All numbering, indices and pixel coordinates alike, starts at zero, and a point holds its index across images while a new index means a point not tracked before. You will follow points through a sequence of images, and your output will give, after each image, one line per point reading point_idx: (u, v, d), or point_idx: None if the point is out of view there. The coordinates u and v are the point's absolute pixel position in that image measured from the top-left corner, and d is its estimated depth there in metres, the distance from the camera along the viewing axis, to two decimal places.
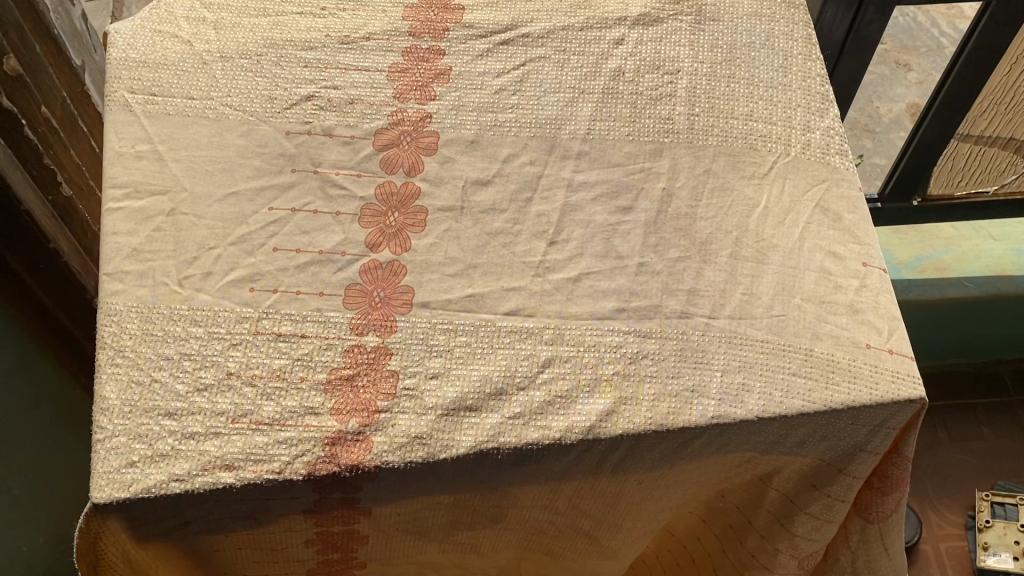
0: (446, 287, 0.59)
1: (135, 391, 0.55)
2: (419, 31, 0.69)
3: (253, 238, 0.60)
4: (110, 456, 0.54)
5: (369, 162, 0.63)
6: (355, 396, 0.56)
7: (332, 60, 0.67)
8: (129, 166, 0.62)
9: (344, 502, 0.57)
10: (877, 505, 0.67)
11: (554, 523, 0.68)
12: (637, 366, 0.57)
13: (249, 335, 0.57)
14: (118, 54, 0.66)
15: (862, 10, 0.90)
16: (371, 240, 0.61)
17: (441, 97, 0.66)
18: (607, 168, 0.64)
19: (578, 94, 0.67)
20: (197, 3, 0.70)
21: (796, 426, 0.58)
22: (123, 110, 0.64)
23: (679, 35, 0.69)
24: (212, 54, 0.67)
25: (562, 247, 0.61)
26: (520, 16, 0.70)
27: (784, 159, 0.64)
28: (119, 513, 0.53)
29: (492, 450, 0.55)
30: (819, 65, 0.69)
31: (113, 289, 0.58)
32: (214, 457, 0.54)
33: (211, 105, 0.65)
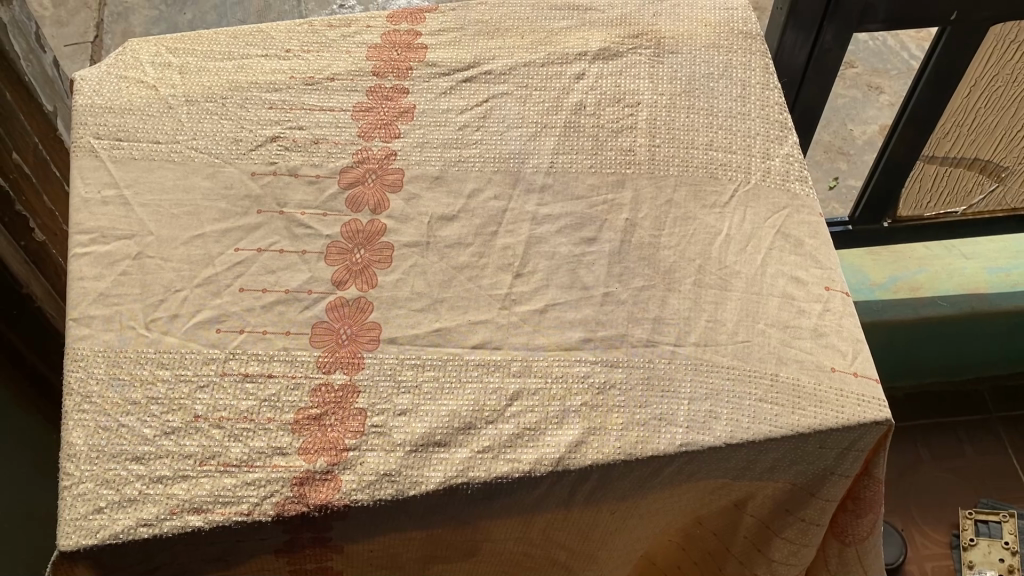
0: (413, 322, 0.60)
1: (102, 436, 0.55)
2: (383, 70, 0.71)
3: (219, 279, 0.61)
4: (77, 502, 0.53)
5: (336, 201, 0.64)
6: (323, 435, 0.56)
7: (297, 101, 0.68)
8: (95, 212, 0.62)
9: (315, 541, 0.57)
10: (852, 528, 0.67)
11: (530, 555, 0.67)
12: (604, 396, 0.57)
13: (216, 376, 0.57)
14: (84, 100, 0.67)
15: (821, 34, 0.92)
16: (337, 278, 0.61)
17: (405, 135, 0.67)
18: (570, 201, 0.64)
19: (541, 128, 0.68)
20: (162, 47, 0.71)
21: (766, 451, 0.58)
22: (89, 156, 0.65)
23: (638, 68, 0.71)
24: (178, 98, 0.68)
25: (528, 279, 0.61)
26: (482, 54, 0.71)
27: (744, 187, 0.65)
28: (86, 560, 0.53)
29: (461, 485, 0.55)
30: (776, 94, 0.70)
31: (79, 334, 0.58)
32: (183, 500, 0.54)
33: (177, 148, 0.65)
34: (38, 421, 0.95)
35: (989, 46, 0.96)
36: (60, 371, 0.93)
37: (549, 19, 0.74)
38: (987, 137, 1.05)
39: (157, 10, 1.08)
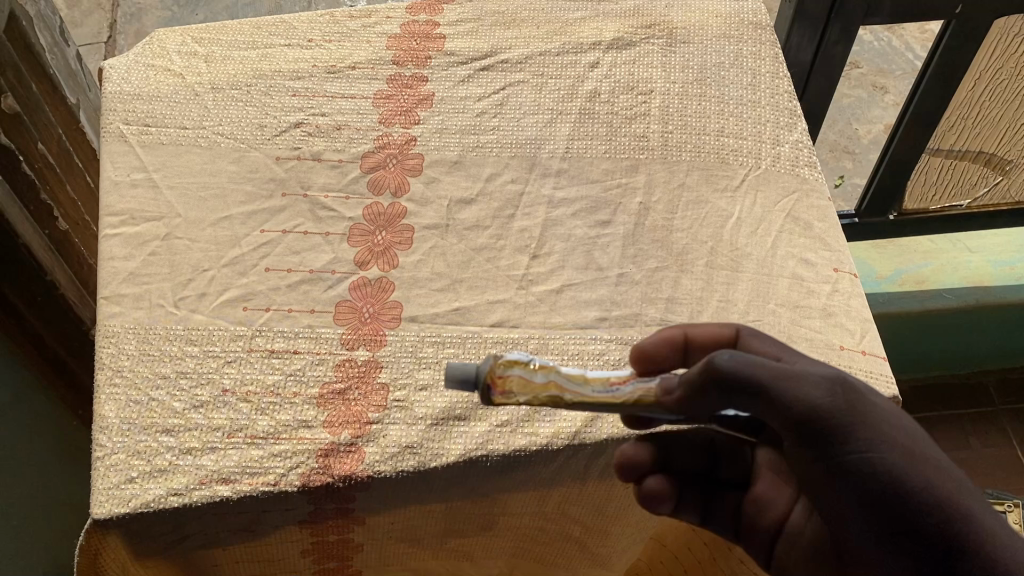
0: (433, 301, 0.61)
1: (133, 409, 0.57)
2: (403, 59, 0.73)
3: (246, 259, 0.63)
4: (109, 472, 0.55)
5: (358, 185, 0.66)
6: (347, 408, 0.57)
7: (320, 88, 0.71)
8: (125, 194, 0.65)
9: (338, 512, 0.59)
10: None
11: (544, 529, 0.70)
12: (620, 372, 0.59)
13: (243, 352, 0.59)
14: (113, 88, 0.70)
15: (828, 30, 0.93)
16: (360, 258, 0.63)
17: (424, 121, 0.69)
18: (585, 185, 0.66)
19: (556, 115, 0.70)
20: (188, 37, 0.74)
21: None
22: (119, 140, 0.67)
23: (651, 57, 0.73)
24: (204, 86, 0.70)
25: (544, 260, 0.63)
26: (498, 44, 0.74)
27: (755, 172, 0.67)
28: (119, 529, 0.54)
29: (481, 457, 0.56)
30: (785, 83, 0.72)
31: (110, 311, 0.60)
32: (212, 471, 0.55)
33: (203, 133, 0.68)
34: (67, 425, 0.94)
35: (992, 39, 0.97)
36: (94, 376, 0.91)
37: (564, 11, 0.76)
38: (992, 129, 1.07)
39: (171, 11, 1.16)
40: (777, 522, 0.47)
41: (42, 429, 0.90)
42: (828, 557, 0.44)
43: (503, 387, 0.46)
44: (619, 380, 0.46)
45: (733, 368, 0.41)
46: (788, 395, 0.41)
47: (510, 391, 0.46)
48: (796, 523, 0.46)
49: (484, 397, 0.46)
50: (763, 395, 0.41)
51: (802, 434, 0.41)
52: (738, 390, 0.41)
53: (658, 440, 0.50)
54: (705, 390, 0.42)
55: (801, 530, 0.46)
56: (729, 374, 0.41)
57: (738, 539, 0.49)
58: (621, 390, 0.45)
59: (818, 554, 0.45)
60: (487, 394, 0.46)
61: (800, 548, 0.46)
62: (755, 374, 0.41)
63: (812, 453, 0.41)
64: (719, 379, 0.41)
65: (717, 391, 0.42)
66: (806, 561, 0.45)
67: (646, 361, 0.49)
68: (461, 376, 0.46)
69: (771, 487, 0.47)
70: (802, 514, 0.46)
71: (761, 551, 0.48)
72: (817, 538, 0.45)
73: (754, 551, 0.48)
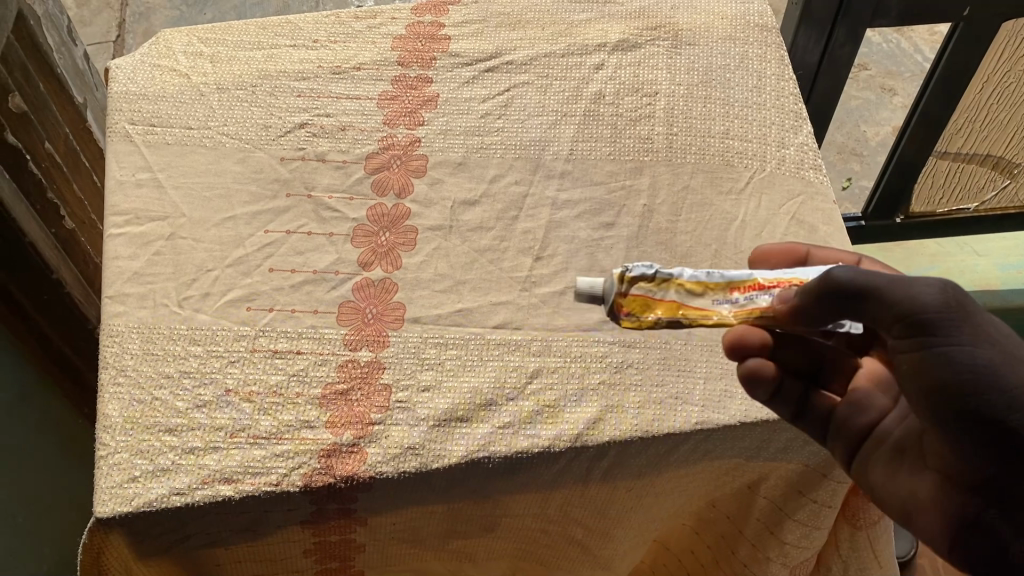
0: (436, 302, 0.61)
1: (136, 408, 0.57)
2: (408, 60, 0.73)
3: (250, 259, 0.63)
4: (112, 471, 0.55)
5: (362, 185, 0.66)
6: (350, 409, 0.57)
7: (324, 89, 0.71)
8: (130, 194, 0.65)
9: (340, 513, 0.59)
10: (864, 511, 0.71)
11: (546, 531, 0.70)
12: (622, 375, 0.59)
13: (246, 352, 0.59)
14: (119, 88, 0.70)
15: (834, 32, 0.93)
16: (363, 259, 0.63)
17: (429, 122, 0.69)
18: (589, 187, 0.66)
19: (561, 116, 0.70)
20: (194, 38, 0.75)
21: (779, 431, 0.59)
22: (124, 141, 0.67)
23: (656, 59, 0.73)
24: (209, 86, 0.70)
25: (547, 262, 0.63)
26: (503, 45, 0.74)
27: (760, 174, 0.66)
28: (121, 528, 0.54)
29: (483, 458, 0.56)
30: (790, 85, 0.72)
31: (114, 311, 0.60)
32: (215, 471, 0.55)
33: (208, 134, 0.68)
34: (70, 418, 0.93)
35: (999, 43, 0.96)
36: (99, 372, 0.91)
37: (569, 12, 0.76)
38: (1000, 133, 1.06)
39: (177, 10, 1.16)
40: (870, 420, 0.48)
41: (46, 425, 0.90)
42: (919, 458, 0.44)
43: (623, 297, 0.51)
44: (740, 289, 0.50)
45: (840, 279, 0.42)
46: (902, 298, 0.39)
47: (637, 313, 0.50)
48: (887, 427, 0.47)
49: (603, 305, 0.52)
50: (874, 303, 0.41)
51: (913, 331, 0.39)
52: (841, 299, 0.42)
53: (781, 343, 0.51)
54: (812, 303, 0.43)
55: (892, 431, 0.46)
56: (835, 282, 0.42)
57: (829, 436, 0.50)
58: (756, 301, 0.49)
59: (904, 451, 0.45)
60: (611, 305, 0.51)
61: (889, 445, 0.46)
62: (871, 283, 0.41)
63: (909, 347, 0.40)
64: (829, 290, 0.42)
65: (826, 301, 0.43)
66: (892, 455, 0.45)
67: (764, 260, 0.56)
68: (587, 293, 0.52)
69: (874, 390, 0.48)
70: (897, 418, 0.46)
71: (848, 448, 0.49)
72: (905, 435, 0.45)
73: (840, 445, 0.49)
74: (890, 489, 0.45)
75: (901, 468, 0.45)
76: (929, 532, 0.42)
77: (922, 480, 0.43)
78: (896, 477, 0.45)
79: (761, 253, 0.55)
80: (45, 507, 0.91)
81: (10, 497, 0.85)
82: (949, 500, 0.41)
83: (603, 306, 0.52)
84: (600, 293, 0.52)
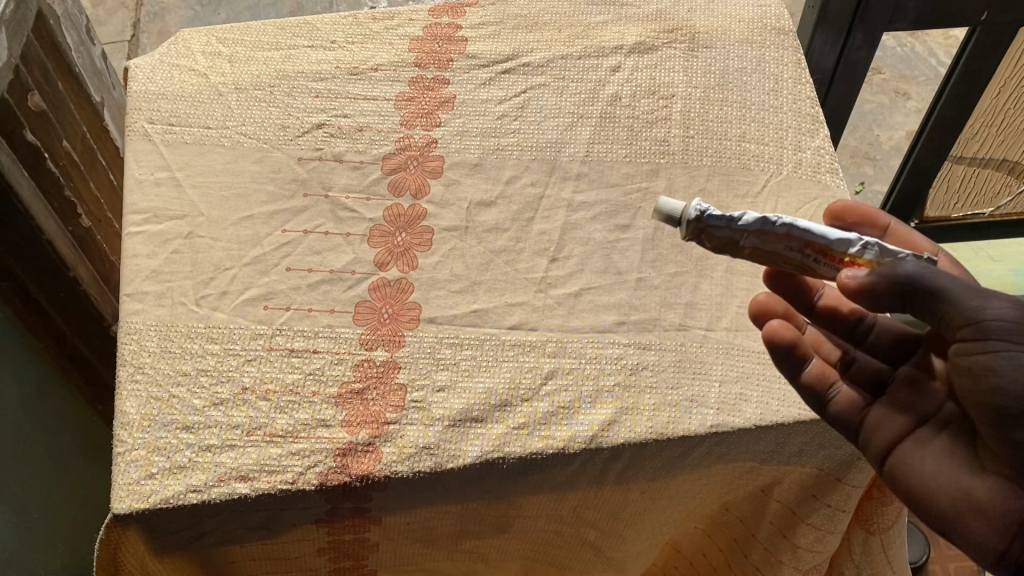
0: (452, 302, 0.62)
1: (154, 406, 0.57)
2: (425, 62, 0.73)
3: (268, 258, 0.63)
4: (129, 468, 0.55)
5: (379, 186, 0.66)
6: (365, 408, 0.58)
7: (342, 90, 0.71)
8: (148, 193, 0.65)
9: (355, 512, 0.59)
10: (878, 516, 0.71)
11: (559, 532, 0.70)
12: (637, 377, 0.59)
13: (263, 351, 0.59)
14: (138, 87, 0.70)
15: (851, 36, 0.93)
16: (380, 259, 0.63)
17: (446, 123, 0.70)
18: (605, 188, 0.66)
19: (577, 118, 0.70)
20: (212, 39, 0.75)
21: (794, 434, 0.59)
22: (143, 140, 0.68)
23: (673, 61, 0.73)
24: (227, 86, 0.71)
25: (563, 264, 0.63)
26: (520, 47, 0.74)
27: (776, 178, 0.66)
28: (138, 524, 0.55)
29: (498, 459, 0.56)
30: (807, 88, 0.72)
31: (133, 309, 0.61)
32: (231, 468, 0.55)
33: (227, 133, 0.68)
34: (97, 423, 0.93)
35: (1016, 48, 0.97)
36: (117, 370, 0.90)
37: (586, 15, 0.77)
38: (1017, 137, 1.06)
39: (192, 10, 1.20)
40: (911, 425, 0.50)
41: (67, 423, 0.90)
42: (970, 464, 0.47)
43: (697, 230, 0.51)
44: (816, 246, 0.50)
45: (910, 275, 0.46)
46: (965, 302, 0.45)
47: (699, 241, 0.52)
48: (926, 433, 0.49)
49: (675, 226, 0.52)
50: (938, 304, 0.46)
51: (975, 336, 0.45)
52: (909, 294, 0.46)
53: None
54: (877, 289, 0.46)
55: (933, 436, 0.49)
56: (904, 280, 0.46)
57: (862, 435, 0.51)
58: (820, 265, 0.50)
59: (951, 456, 0.48)
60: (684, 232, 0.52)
61: (932, 447, 0.49)
62: (938, 283, 0.46)
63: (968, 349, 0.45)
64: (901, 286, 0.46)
65: (895, 296, 0.47)
66: (940, 459, 0.48)
67: (845, 217, 0.57)
68: (664, 213, 0.52)
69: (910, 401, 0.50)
70: (937, 424, 0.49)
71: (882, 446, 0.50)
72: (954, 439, 0.48)
73: (873, 444, 0.51)
74: (934, 488, 0.48)
75: (949, 475, 0.47)
76: (979, 536, 0.46)
77: (978, 482, 0.46)
78: (941, 479, 0.48)
79: (843, 208, 0.57)
80: (63, 500, 0.92)
81: (20, 491, 0.85)
82: (1010, 504, 0.45)
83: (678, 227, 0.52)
84: (676, 217, 0.52)
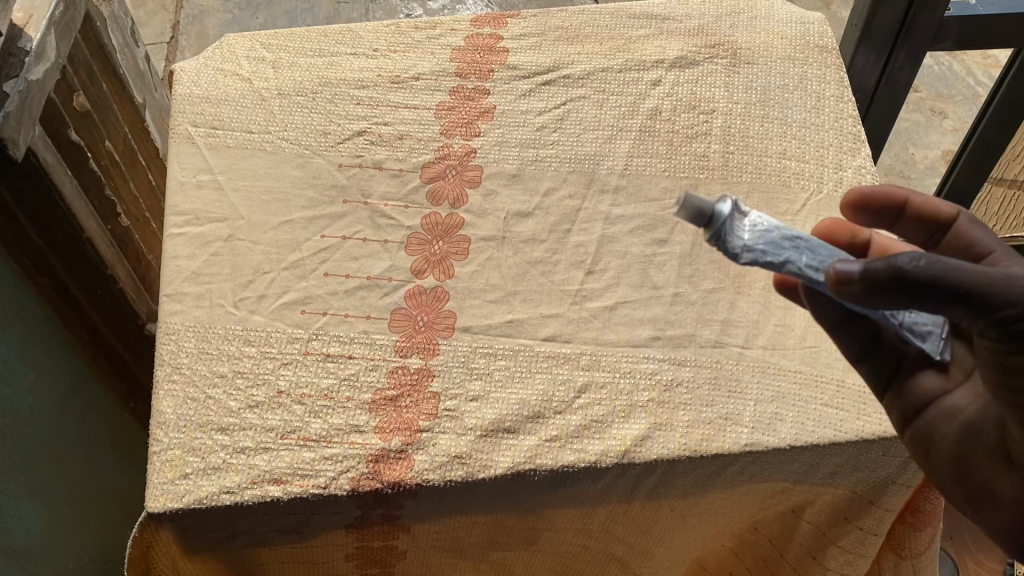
0: (486, 313, 0.62)
1: (190, 406, 0.58)
2: (466, 72, 0.74)
3: (306, 263, 0.64)
4: (164, 467, 0.56)
5: (417, 194, 0.67)
6: (398, 415, 0.58)
7: (383, 98, 0.72)
8: (190, 195, 0.66)
9: (385, 519, 0.59)
10: (910, 541, 0.70)
11: (587, 547, 0.69)
12: (671, 394, 0.58)
13: (299, 355, 0.60)
14: (183, 90, 0.71)
15: (893, 55, 0.92)
16: (416, 267, 0.64)
17: (484, 134, 0.70)
18: (643, 203, 0.66)
19: (616, 131, 0.70)
20: (256, 43, 0.76)
21: (829, 455, 0.58)
22: (187, 142, 0.69)
23: (715, 77, 0.73)
24: (270, 91, 0.72)
25: (599, 276, 0.63)
26: (561, 59, 0.74)
27: (816, 197, 0.66)
28: (171, 523, 0.55)
29: (529, 471, 0.56)
30: (850, 107, 0.71)
31: (172, 309, 0.62)
32: (264, 471, 0.56)
33: (269, 138, 0.69)
34: (125, 423, 0.94)
35: None
36: (151, 370, 0.91)
37: (628, 28, 0.77)
38: None
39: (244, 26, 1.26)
40: (936, 389, 0.46)
41: (105, 417, 0.90)
42: (992, 448, 0.44)
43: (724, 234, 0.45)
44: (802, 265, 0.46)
45: (923, 274, 0.38)
46: (994, 300, 0.38)
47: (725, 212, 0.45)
48: (955, 403, 0.46)
49: (701, 225, 0.44)
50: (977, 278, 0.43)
51: (1007, 334, 0.38)
52: (923, 294, 0.38)
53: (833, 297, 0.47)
54: (875, 290, 0.39)
55: (961, 409, 0.45)
56: (912, 278, 0.38)
57: (892, 387, 0.48)
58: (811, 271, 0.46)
59: (976, 436, 0.44)
60: (714, 234, 0.44)
61: (957, 423, 0.45)
62: (960, 281, 0.38)
63: (1005, 346, 0.38)
64: (892, 282, 0.38)
65: (901, 293, 0.39)
66: (960, 440, 0.45)
67: (862, 202, 0.53)
68: (694, 207, 0.44)
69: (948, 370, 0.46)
70: (969, 396, 0.45)
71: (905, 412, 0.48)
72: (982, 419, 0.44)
73: (896, 403, 0.48)
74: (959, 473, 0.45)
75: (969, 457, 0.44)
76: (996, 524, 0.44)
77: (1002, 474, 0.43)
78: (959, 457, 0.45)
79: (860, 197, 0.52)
80: (109, 501, 0.91)
81: (76, 484, 0.85)
82: None
83: (704, 224, 0.44)
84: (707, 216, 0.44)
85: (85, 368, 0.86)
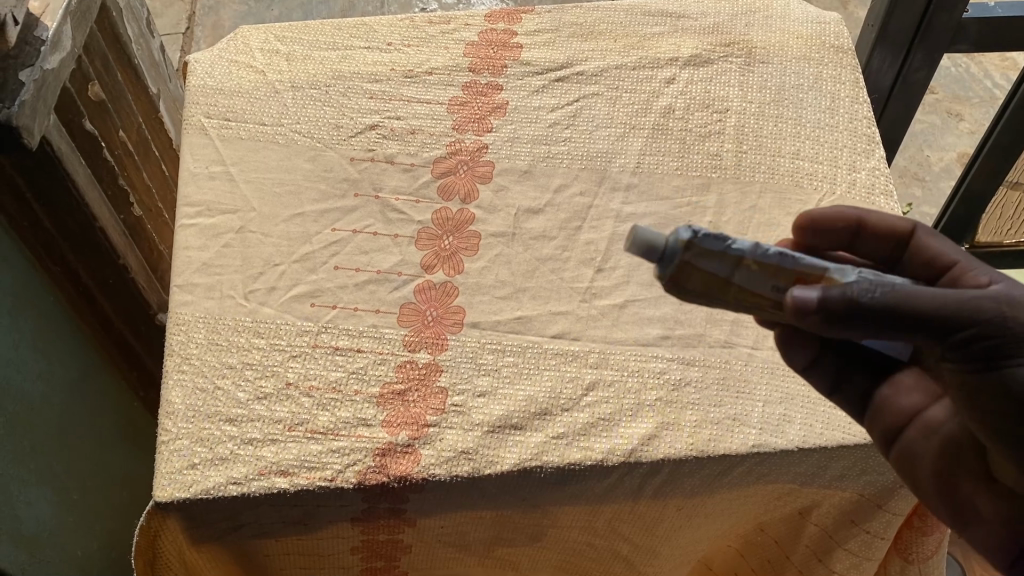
0: (495, 309, 0.62)
1: (199, 396, 0.58)
2: (479, 67, 0.74)
3: (316, 256, 0.64)
4: (172, 457, 0.56)
5: (428, 189, 0.67)
6: (406, 410, 0.58)
7: (396, 92, 0.72)
8: (202, 186, 0.66)
9: (391, 512, 0.59)
10: (917, 546, 0.69)
11: (593, 545, 0.69)
12: (680, 393, 0.58)
13: (307, 348, 0.60)
14: (197, 81, 0.72)
15: (910, 56, 0.91)
16: (426, 261, 0.64)
17: (496, 130, 0.70)
18: (655, 201, 0.66)
19: (629, 129, 0.70)
20: (271, 36, 0.76)
21: (836, 458, 0.58)
22: (200, 133, 0.69)
23: (728, 76, 0.72)
24: (284, 84, 0.72)
25: (609, 274, 0.63)
26: (575, 56, 0.74)
27: (829, 197, 0.65)
28: (178, 513, 0.55)
29: (536, 467, 0.56)
30: (864, 108, 0.71)
31: (183, 300, 0.62)
32: (271, 463, 0.56)
33: (282, 131, 0.69)
34: (134, 413, 0.94)
35: None
36: (160, 359, 0.92)
37: (643, 25, 0.77)
38: None
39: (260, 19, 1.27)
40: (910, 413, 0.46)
41: (115, 405, 0.90)
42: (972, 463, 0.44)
43: (680, 268, 0.43)
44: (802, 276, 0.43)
45: (878, 301, 0.39)
46: (955, 321, 0.39)
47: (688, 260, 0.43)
48: (936, 421, 0.45)
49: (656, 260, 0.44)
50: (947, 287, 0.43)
51: (970, 356, 0.39)
52: (882, 321, 0.39)
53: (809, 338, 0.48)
54: (834, 321, 0.40)
55: (942, 426, 0.45)
56: (868, 306, 0.39)
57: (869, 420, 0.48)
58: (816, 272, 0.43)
59: (958, 453, 0.44)
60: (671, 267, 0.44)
61: (939, 442, 0.45)
62: (917, 304, 0.39)
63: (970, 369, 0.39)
64: (851, 311, 0.39)
65: (859, 321, 0.39)
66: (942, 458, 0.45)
67: (809, 225, 0.51)
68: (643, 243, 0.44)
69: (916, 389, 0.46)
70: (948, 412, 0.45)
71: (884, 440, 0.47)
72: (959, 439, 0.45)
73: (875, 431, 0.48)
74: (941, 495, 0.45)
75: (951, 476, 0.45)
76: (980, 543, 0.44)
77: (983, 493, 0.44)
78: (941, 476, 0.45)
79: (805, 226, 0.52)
80: (118, 490, 0.92)
81: (85, 471, 0.85)
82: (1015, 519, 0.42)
83: (656, 261, 0.44)
84: (659, 251, 0.43)
85: (97, 356, 0.86)
